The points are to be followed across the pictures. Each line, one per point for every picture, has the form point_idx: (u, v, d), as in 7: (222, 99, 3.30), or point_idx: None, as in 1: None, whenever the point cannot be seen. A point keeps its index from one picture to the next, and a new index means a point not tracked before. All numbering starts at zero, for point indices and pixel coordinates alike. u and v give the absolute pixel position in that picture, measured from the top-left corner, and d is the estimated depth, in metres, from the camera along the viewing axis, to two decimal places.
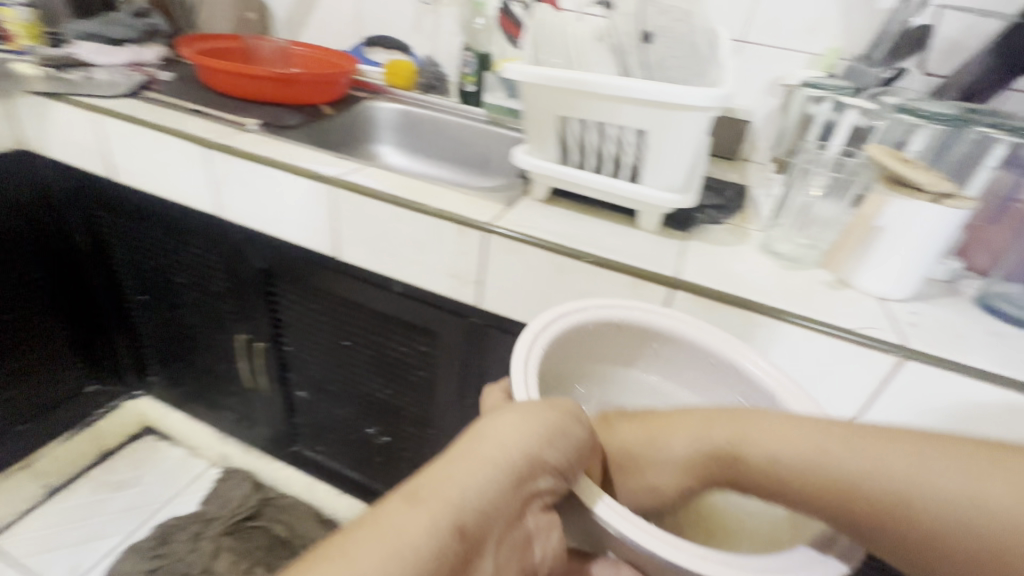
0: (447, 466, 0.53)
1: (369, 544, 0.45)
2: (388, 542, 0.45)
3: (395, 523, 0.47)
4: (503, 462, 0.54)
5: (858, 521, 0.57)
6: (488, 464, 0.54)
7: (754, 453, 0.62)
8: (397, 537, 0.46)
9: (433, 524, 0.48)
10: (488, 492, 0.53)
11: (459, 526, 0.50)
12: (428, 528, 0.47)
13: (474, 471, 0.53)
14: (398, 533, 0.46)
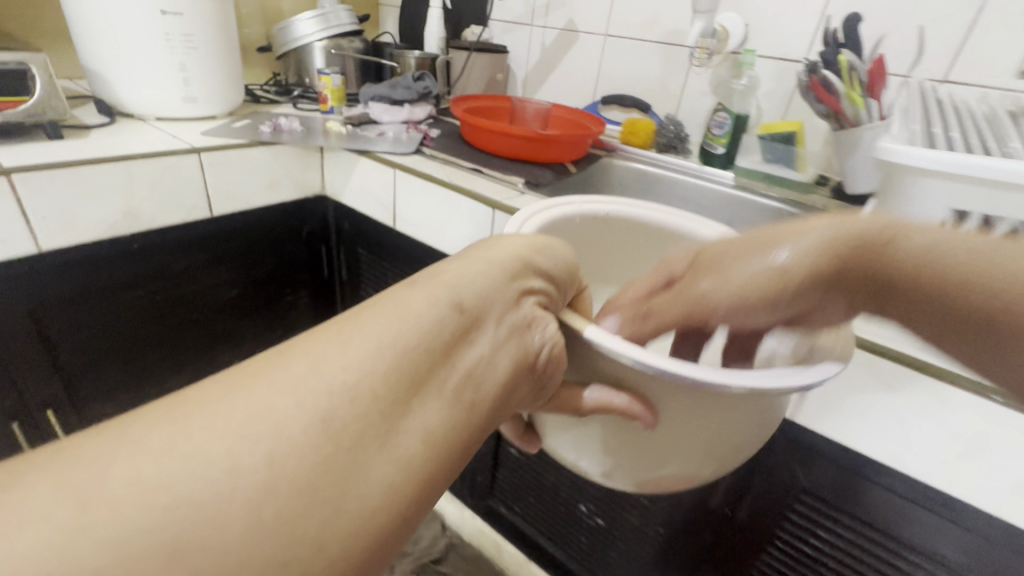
0: (447, 274, 0.41)
1: (359, 330, 0.35)
2: (389, 319, 0.36)
3: (357, 339, 0.34)
4: (513, 260, 0.46)
5: (955, 312, 0.39)
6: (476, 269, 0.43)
7: (902, 243, 0.41)
8: (385, 348, 0.35)
9: (432, 302, 0.39)
10: (373, 359, 0.34)
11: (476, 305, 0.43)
12: (426, 308, 0.38)
13: (469, 278, 0.42)
14: (384, 334, 0.35)
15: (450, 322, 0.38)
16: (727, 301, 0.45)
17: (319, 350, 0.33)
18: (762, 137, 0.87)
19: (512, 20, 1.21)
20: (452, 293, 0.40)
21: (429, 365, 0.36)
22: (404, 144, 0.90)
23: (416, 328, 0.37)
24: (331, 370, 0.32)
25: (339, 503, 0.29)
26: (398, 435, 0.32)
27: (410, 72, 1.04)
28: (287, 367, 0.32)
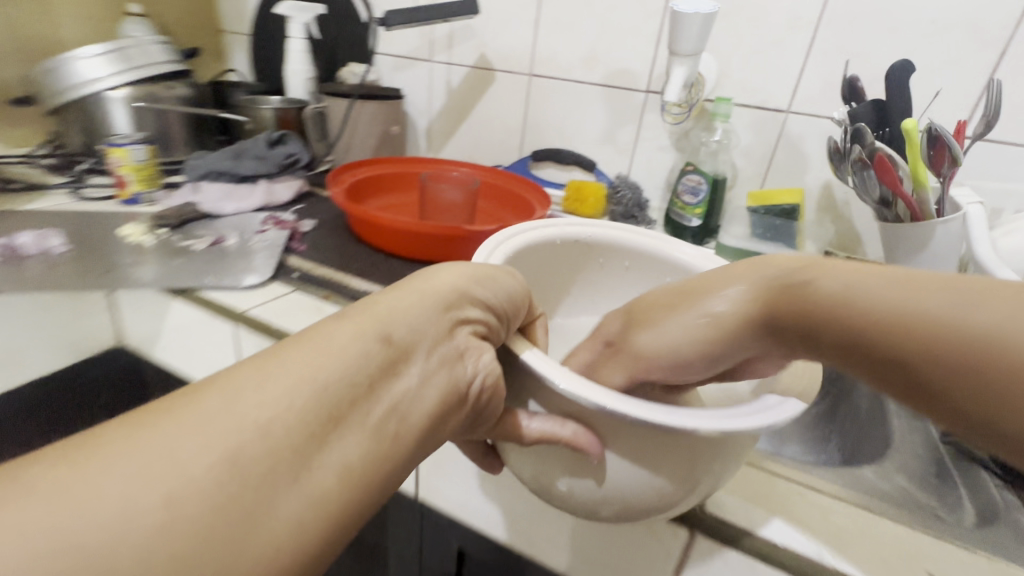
0: (380, 304, 0.31)
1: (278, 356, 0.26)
2: (314, 347, 0.27)
3: (277, 366, 0.25)
4: (451, 294, 0.33)
5: (958, 381, 0.25)
6: (415, 291, 0.33)
7: (821, 282, 0.31)
8: (310, 372, 0.25)
9: (361, 334, 0.28)
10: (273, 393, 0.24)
11: (411, 336, 0.30)
12: (350, 337, 0.28)
13: (410, 306, 0.31)
14: (314, 354, 0.26)
15: (378, 355, 0.28)
16: (669, 363, 0.35)
17: (236, 379, 0.24)
18: (752, 208, 0.69)
19: (404, 57, 0.93)
20: (383, 327, 0.29)
21: (355, 394, 0.26)
22: (256, 255, 0.56)
23: (341, 360, 0.27)
24: (247, 405, 0.23)
25: (242, 546, 0.21)
26: (314, 469, 0.24)
27: (264, 133, 0.72)
28: (195, 402, 0.23)
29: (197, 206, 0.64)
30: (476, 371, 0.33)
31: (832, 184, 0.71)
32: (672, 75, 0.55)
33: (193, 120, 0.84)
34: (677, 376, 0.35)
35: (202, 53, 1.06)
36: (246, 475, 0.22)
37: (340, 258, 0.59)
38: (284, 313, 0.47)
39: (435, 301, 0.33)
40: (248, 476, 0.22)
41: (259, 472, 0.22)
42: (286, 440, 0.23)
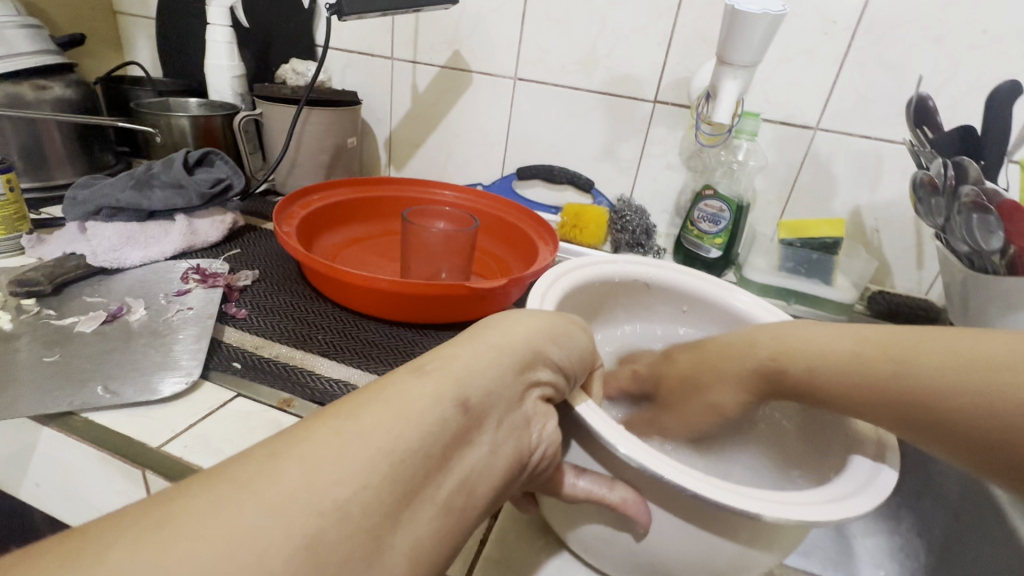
0: (456, 352, 0.24)
1: (352, 413, 0.20)
2: (388, 407, 0.21)
3: (351, 427, 0.20)
4: (532, 340, 0.26)
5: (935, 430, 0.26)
6: (496, 338, 0.25)
7: (791, 365, 0.30)
8: (395, 431, 0.20)
9: (438, 395, 0.22)
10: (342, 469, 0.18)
11: (485, 408, 0.23)
12: (428, 397, 0.21)
13: (493, 355, 0.24)
14: (395, 409, 0.21)
15: (455, 423, 0.21)
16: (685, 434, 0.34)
17: (303, 448, 0.19)
18: (786, 241, 0.62)
19: (359, 53, 0.77)
20: (461, 386, 0.22)
21: (429, 470, 0.20)
22: (179, 334, 0.40)
23: (418, 428, 0.20)
24: (325, 478, 0.18)
25: None
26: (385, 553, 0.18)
27: (180, 152, 0.54)
28: (268, 476, 0.18)
29: (84, 258, 0.46)
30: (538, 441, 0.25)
31: (862, 210, 0.64)
32: (721, 92, 0.45)
33: (78, 129, 0.64)
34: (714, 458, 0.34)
35: (93, 40, 0.85)
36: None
37: (295, 329, 0.44)
38: (224, 434, 0.32)
39: (504, 363, 0.24)
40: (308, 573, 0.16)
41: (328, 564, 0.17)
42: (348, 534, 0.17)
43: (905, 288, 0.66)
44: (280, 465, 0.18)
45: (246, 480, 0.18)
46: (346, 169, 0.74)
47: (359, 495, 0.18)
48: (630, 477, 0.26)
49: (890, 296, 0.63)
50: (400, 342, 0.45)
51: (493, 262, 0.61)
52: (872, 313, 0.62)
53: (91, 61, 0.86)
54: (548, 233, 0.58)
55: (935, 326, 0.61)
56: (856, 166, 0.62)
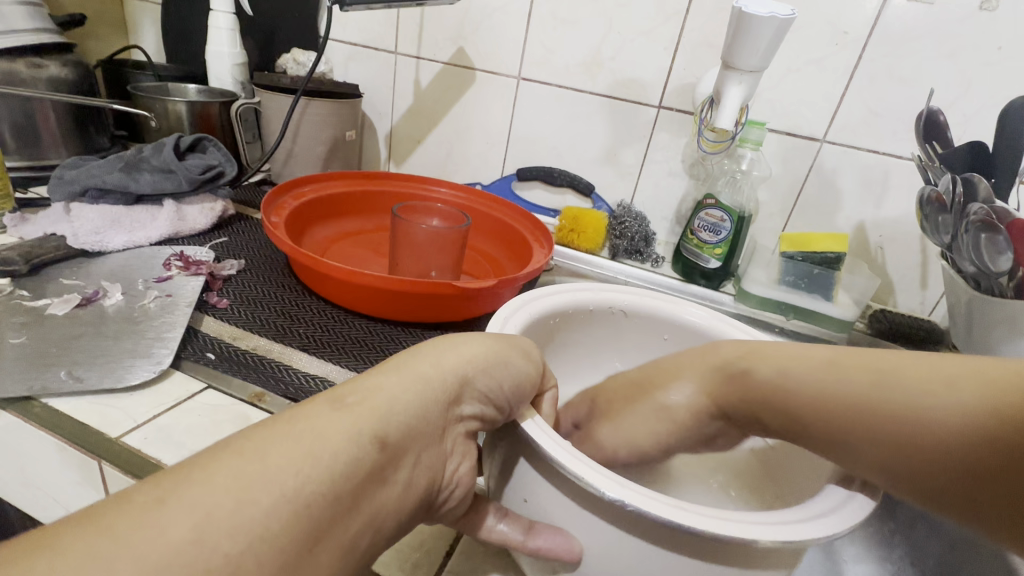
0: (379, 386, 0.23)
1: (260, 448, 0.20)
2: (299, 445, 0.20)
3: (252, 466, 0.19)
4: (466, 373, 0.25)
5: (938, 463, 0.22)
6: (427, 370, 0.25)
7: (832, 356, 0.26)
8: (304, 469, 0.19)
9: (353, 433, 0.21)
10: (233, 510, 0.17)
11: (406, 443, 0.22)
12: (342, 435, 0.21)
13: (421, 390, 0.24)
14: (305, 449, 0.20)
15: (369, 462, 0.21)
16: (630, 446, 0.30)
17: (202, 484, 0.18)
18: (787, 254, 0.60)
19: (362, 46, 0.76)
20: (379, 425, 0.22)
21: (337, 510, 0.19)
22: (153, 321, 0.38)
23: (326, 469, 0.20)
24: (221, 522, 0.17)
25: None
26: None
27: (171, 137, 0.53)
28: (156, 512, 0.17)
29: (65, 239, 0.45)
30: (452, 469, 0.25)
31: (867, 226, 0.62)
32: (725, 97, 0.44)
33: (73, 110, 0.63)
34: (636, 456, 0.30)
35: (98, 22, 0.84)
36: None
37: (276, 322, 0.43)
38: (188, 427, 0.31)
39: (424, 400, 0.24)
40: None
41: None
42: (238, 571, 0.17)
43: (907, 308, 0.64)
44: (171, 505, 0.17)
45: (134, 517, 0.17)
46: (343, 163, 0.73)
47: (248, 530, 0.17)
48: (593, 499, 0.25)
49: (891, 314, 0.62)
50: (383, 339, 0.44)
51: (484, 261, 0.60)
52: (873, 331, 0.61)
53: (96, 43, 0.85)
54: (543, 236, 0.57)
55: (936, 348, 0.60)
56: (863, 181, 0.61)
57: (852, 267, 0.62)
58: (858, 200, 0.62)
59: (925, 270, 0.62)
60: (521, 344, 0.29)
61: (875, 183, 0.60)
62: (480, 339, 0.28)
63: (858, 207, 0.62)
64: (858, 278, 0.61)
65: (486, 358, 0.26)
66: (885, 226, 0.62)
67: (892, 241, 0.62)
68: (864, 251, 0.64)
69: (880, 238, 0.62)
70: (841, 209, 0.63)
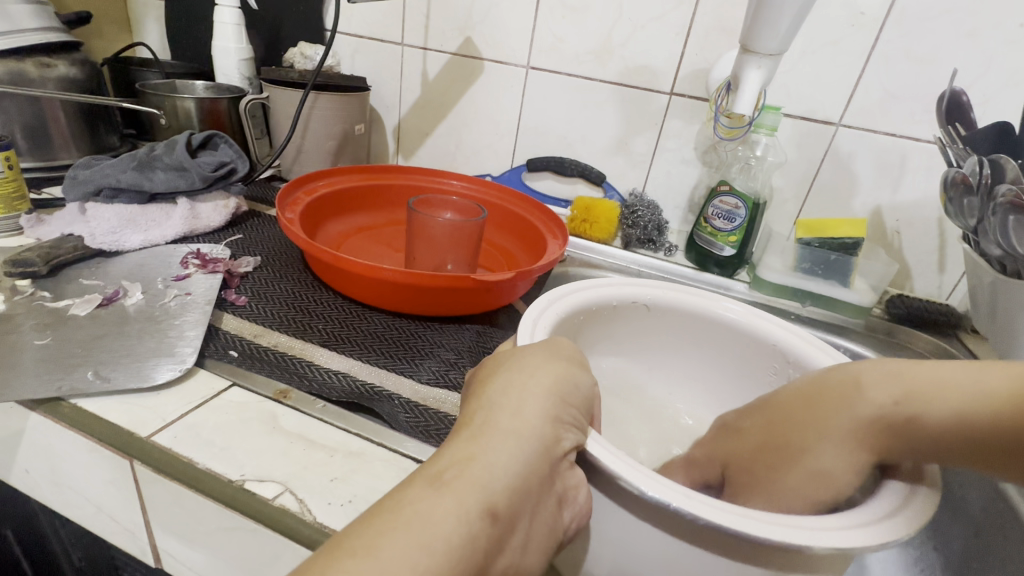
0: (467, 454, 0.24)
1: (371, 541, 0.20)
2: (410, 533, 0.20)
3: (368, 562, 0.19)
4: (551, 416, 0.26)
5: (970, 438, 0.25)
6: (512, 426, 0.25)
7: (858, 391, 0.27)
8: (420, 556, 0.20)
9: (461, 511, 0.22)
10: None
11: (503, 493, 0.23)
12: (450, 517, 0.21)
13: (511, 450, 0.24)
14: (416, 537, 0.20)
15: (482, 535, 0.22)
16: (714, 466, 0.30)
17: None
18: (804, 241, 0.60)
19: (368, 38, 0.75)
20: (485, 495, 0.22)
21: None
22: (175, 320, 0.39)
23: (445, 551, 0.20)
24: None
25: None
26: None
27: (183, 134, 0.53)
28: None
29: (82, 240, 0.45)
30: (559, 505, 0.25)
31: (883, 210, 0.62)
32: (744, 82, 0.43)
33: (83, 109, 0.63)
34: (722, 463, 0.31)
35: (103, 19, 0.84)
36: None
37: (295, 318, 0.43)
38: (217, 425, 0.31)
39: (515, 440, 0.25)
40: None
41: None
42: None
43: (925, 293, 0.63)
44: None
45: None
46: (352, 157, 0.73)
47: None
48: (623, 494, 0.25)
49: (908, 299, 0.61)
50: (404, 333, 0.44)
51: (500, 254, 0.60)
52: (890, 318, 0.61)
53: (101, 40, 0.85)
54: (557, 227, 0.57)
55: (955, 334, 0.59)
56: (880, 165, 0.60)
57: (870, 252, 0.61)
58: (875, 185, 0.61)
59: (943, 254, 0.61)
60: (564, 350, 0.30)
61: (891, 167, 0.60)
62: (527, 362, 0.28)
63: (876, 192, 0.61)
64: (876, 262, 0.60)
65: (552, 384, 0.27)
66: (903, 210, 0.61)
67: (908, 225, 0.61)
68: (881, 236, 0.63)
69: (897, 223, 0.62)
70: (857, 194, 0.62)
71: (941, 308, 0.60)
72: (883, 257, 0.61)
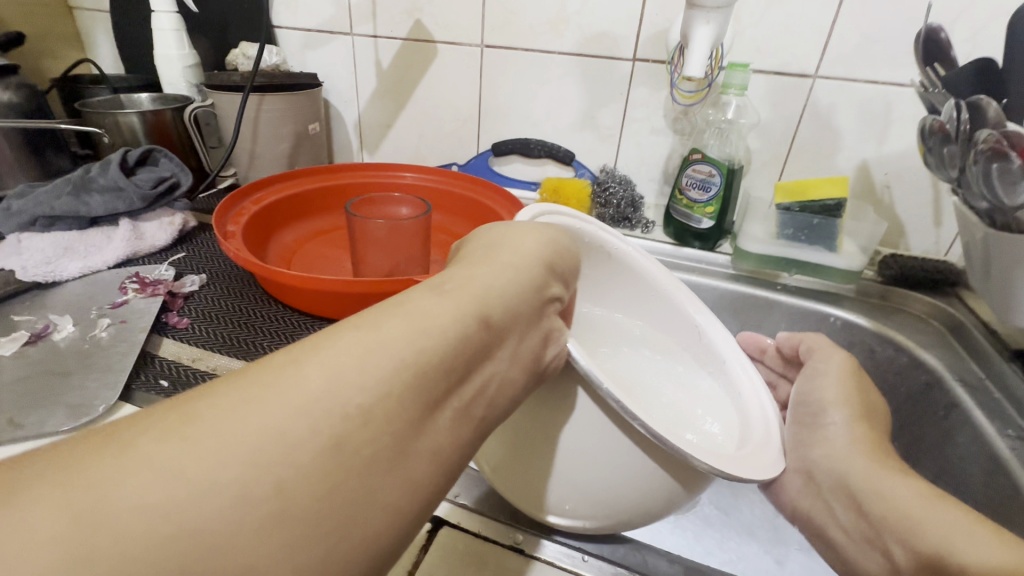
0: (372, 317, 0.21)
1: (232, 400, 0.17)
2: (410, 318, 0.21)
3: (217, 418, 0.16)
4: (483, 294, 0.24)
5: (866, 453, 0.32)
6: (434, 295, 0.23)
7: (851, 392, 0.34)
8: (282, 417, 0.17)
9: (458, 309, 0.22)
10: (368, 376, 0.18)
11: (502, 317, 0.24)
12: (447, 311, 0.22)
13: (427, 311, 0.21)
14: (284, 393, 0.17)
15: (478, 336, 0.22)
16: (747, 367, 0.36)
17: (154, 439, 0.16)
18: (783, 206, 0.55)
19: (315, 30, 0.72)
20: (481, 303, 0.23)
21: (455, 376, 0.21)
22: (104, 352, 0.37)
23: (443, 335, 0.21)
24: (355, 380, 0.18)
25: (349, 520, 0.17)
26: (414, 452, 0.19)
27: (117, 152, 0.51)
28: (293, 378, 0.18)
29: (15, 273, 0.43)
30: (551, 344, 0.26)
31: (870, 165, 0.58)
32: (693, 40, 0.40)
33: (27, 134, 0.61)
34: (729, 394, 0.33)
35: (51, 38, 0.81)
36: (332, 467, 0.17)
37: (239, 336, 0.41)
38: None
39: (507, 281, 0.25)
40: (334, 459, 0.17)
41: (348, 451, 0.17)
42: (365, 439, 0.18)
43: (921, 249, 0.59)
44: (275, 390, 0.17)
45: (67, 475, 0.14)
46: (310, 158, 0.70)
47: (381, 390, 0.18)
48: None
49: (902, 259, 0.56)
50: None
51: None
52: (884, 280, 0.56)
53: (52, 60, 0.83)
54: (518, 212, 0.53)
55: (955, 291, 0.55)
56: (862, 116, 0.55)
57: (856, 212, 0.57)
58: (858, 138, 0.57)
59: (937, 206, 0.57)
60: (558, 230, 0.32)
61: (874, 116, 0.55)
62: (518, 234, 0.29)
63: (860, 145, 0.57)
64: (863, 220, 0.56)
65: (541, 250, 0.29)
66: (891, 162, 0.57)
67: (898, 178, 0.57)
68: (867, 193, 0.59)
69: (885, 177, 0.57)
70: (839, 149, 0.58)
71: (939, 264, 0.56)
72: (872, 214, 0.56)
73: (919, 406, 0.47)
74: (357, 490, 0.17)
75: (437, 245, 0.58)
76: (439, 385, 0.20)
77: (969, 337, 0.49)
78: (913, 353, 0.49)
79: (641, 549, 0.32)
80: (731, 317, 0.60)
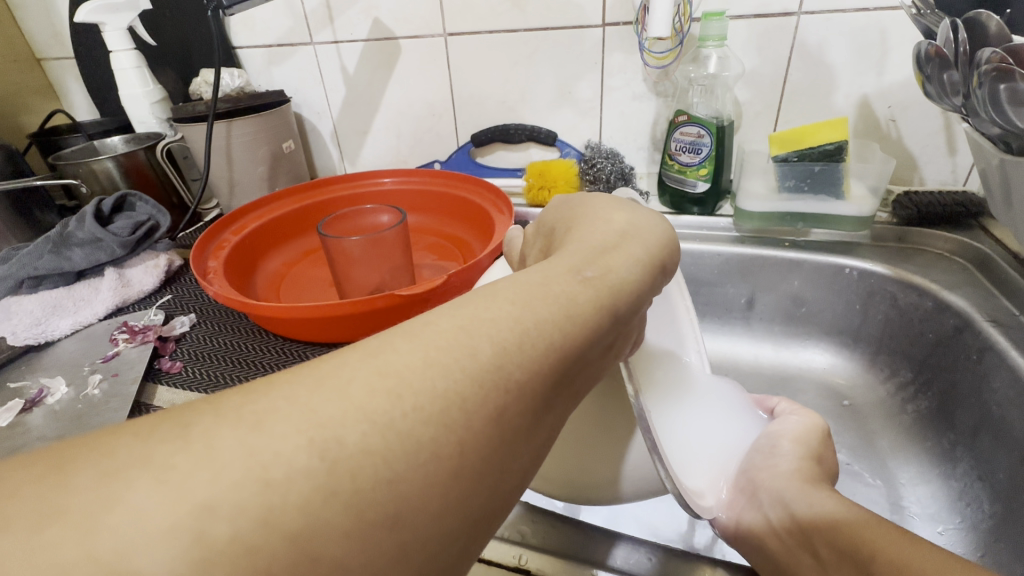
0: (469, 310, 0.20)
1: (401, 360, 0.17)
2: (553, 304, 0.20)
3: (334, 401, 0.16)
4: (594, 300, 0.21)
5: None
6: (540, 294, 0.21)
7: None
8: (387, 408, 0.16)
9: (596, 305, 0.21)
10: (497, 352, 0.18)
11: (627, 308, 0.22)
12: (588, 305, 0.21)
13: (533, 316, 0.20)
14: (392, 382, 0.17)
15: (603, 326, 0.21)
16: (717, 406, 0.35)
17: (280, 413, 0.15)
18: (780, 158, 0.51)
19: (276, 45, 0.70)
20: (615, 297, 0.22)
21: (580, 363, 0.21)
22: (97, 411, 0.37)
23: (572, 319, 0.20)
24: (494, 346, 0.18)
25: (498, 481, 0.18)
26: (533, 431, 0.19)
27: (91, 204, 0.51)
28: (446, 344, 0.18)
29: (6, 340, 0.43)
30: (630, 341, 0.25)
31: (871, 99, 0.53)
32: None
33: (10, 195, 0.61)
34: (698, 434, 0.33)
35: (24, 93, 0.80)
36: (465, 436, 0.17)
37: (232, 373, 0.41)
38: None
39: (619, 261, 0.23)
40: (466, 438, 0.17)
41: (484, 427, 0.17)
42: (486, 422, 0.17)
43: (937, 182, 0.55)
44: (436, 356, 0.18)
45: (202, 441, 0.14)
46: (290, 177, 0.69)
47: (516, 373, 0.18)
48: None
49: (917, 196, 0.52)
50: None
51: (455, 246, 0.55)
52: (899, 221, 0.53)
53: (29, 115, 0.82)
54: (503, 202, 0.51)
55: (977, 222, 0.51)
56: (857, 47, 0.51)
57: (860, 149, 0.53)
58: (856, 70, 0.52)
59: (951, 132, 0.53)
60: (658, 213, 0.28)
61: (871, 45, 0.51)
62: (627, 212, 0.27)
63: (860, 80, 0.53)
64: (870, 156, 0.52)
65: (633, 225, 0.26)
66: (895, 92, 0.52)
67: (905, 108, 0.53)
68: (873, 129, 0.55)
69: (890, 108, 0.53)
70: (837, 87, 0.54)
71: (965, 194, 0.52)
72: (867, 150, 0.52)
73: (949, 351, 0.44)
74: (492, 467, 0.17)
75: (428, 248, 0.57)
76: (564, 372, 0.20)
77: (997, 271, 0.46)
78: (937, 296, 0.46)
79: (651, 550, 0.29)
80: (741, 280, 0.57)
